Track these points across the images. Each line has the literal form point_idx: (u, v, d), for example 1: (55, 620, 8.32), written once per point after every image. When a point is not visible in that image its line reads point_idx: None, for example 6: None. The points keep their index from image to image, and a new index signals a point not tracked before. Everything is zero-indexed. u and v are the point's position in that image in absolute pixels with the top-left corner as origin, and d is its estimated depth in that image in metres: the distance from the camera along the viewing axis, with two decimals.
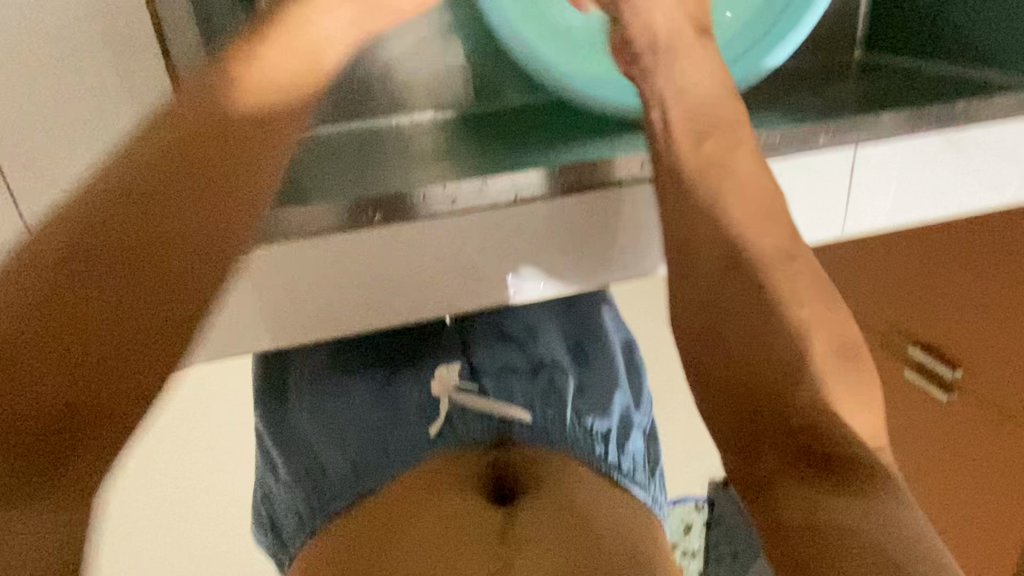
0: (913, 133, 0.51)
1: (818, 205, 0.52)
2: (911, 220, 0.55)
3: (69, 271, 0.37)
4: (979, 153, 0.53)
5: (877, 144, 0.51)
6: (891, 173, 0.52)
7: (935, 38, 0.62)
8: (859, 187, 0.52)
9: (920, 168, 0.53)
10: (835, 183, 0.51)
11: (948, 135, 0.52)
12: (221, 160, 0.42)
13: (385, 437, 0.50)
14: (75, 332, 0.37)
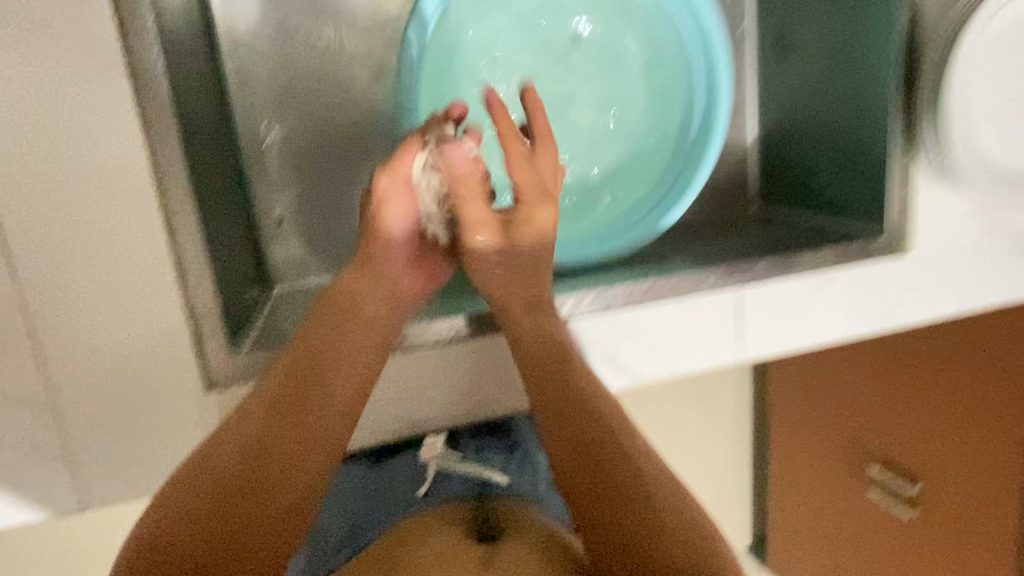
0: (785, 275, 0.63)
1: (716, 335, 0.63)
2: (802, 345, 0.66)
3: (298, 424, 0.51)
4: (844, 289, 0.65)
5: (754, 286, 0.62)
6: (773, 308, 0.64)
7: (809, 194, 0.75)
8: (748, 320, 0.63)
9: (796, 303, 0.64)
10: (726, 317, 0.62)
11: (815, 277, 0.64)
12: (356, 332, 0.53)
13: (391, 490, 0.67)
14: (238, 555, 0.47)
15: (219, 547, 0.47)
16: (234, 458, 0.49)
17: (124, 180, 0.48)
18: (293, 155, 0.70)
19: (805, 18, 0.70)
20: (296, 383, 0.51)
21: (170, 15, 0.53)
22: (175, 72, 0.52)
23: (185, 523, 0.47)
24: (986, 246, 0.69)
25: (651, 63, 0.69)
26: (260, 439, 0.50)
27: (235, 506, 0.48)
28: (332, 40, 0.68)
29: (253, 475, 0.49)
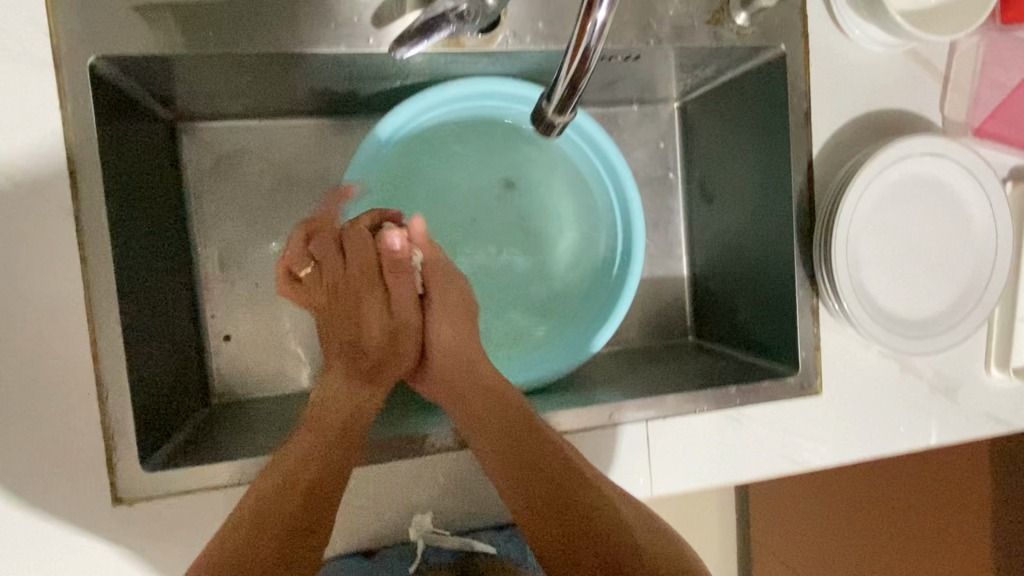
0: (694, 411, 0.66)
1: (627, 466, 0.65)
2: (718, 481, 0.67)
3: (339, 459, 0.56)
4: (757, 426, 0.68)
5: (664, 420, 0.65)
6: (683, 443, 0.66)
7: (733, 329, 0.79)
8: (659, 453, 0.65)
9: (707, 438, 0.67)
10: (637, 448, 0.65)
11: (726, 413, 0.67)
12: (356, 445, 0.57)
13: None
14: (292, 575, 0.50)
15: (281, 547, 0.51)
16: (291, 478, 0.54)
17: (54, 309, 0.52)
18: (242, 276, 0.73)
19: (721, 171, 0.77)
20: (329, 418, 0.59)
21: (130, 160, 0.59)
22: (136, 212, 0.59)
23: (248, 542, 0.50)
24: (901, 388, 0.71)
25: (577, 210, 0.77)
26: (315, 457, 0.55)
27: (289, 523, 0.52)
28: (289, 174, 0.74)
29: (304, 495, 0.53)
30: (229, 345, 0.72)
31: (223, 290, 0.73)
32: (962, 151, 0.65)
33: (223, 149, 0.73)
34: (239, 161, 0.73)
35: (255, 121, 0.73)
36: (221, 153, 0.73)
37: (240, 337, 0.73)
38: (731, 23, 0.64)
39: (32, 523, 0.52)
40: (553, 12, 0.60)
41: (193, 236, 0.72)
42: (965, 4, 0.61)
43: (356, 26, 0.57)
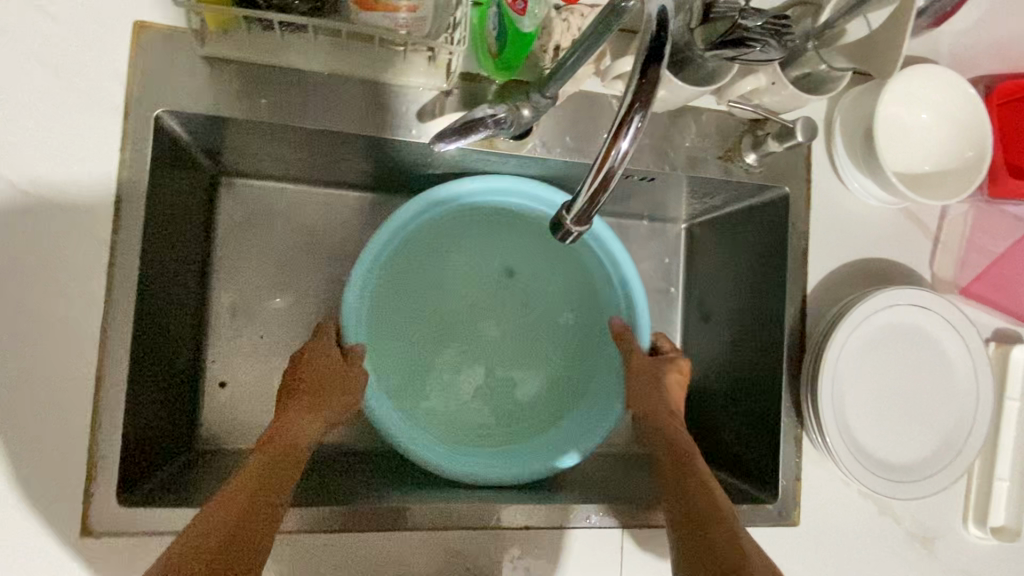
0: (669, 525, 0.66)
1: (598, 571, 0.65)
2: None
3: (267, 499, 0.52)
4: None
5: (639, 529, 0.66)
6: (655, 555, 0.66)
7: (718, 448, 0.79)
8: (628, 561, 0.66)
9: None
10: (609, 553, 0.65)
11: None
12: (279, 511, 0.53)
13: None
14: None
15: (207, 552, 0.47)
16: (232, 497, 0.51)
17: (67, 332, 0.54)
18: (249, 328, 0.75)
19: (720, 293, 0.81)
20: (275, 460, 0.56)
21: (172, 203, 0.63)
22: (164, 253, 0.62)
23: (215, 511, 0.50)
24: (879, 531, 0.71)
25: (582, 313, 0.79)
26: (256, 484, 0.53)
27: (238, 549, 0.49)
28: (315, 239, 0.78)
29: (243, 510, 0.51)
30: (223, 394, 0.73)
31: (226, 339, 0.74)
32: (947, 306, 0.68)
33: (258, 207, 0.76)
34: (271, 221, 0.77)
35: (293, 186, 0.77)
36: (256, 210, 0.77)
37: (237, 387, 0.73)
38: (740, 161, 0.70)
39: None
40: (580, 128, 0.66)
41: (212, 282, 0.74)
42: (954, 175, 0.67)
43: (402, 116, 0.63)
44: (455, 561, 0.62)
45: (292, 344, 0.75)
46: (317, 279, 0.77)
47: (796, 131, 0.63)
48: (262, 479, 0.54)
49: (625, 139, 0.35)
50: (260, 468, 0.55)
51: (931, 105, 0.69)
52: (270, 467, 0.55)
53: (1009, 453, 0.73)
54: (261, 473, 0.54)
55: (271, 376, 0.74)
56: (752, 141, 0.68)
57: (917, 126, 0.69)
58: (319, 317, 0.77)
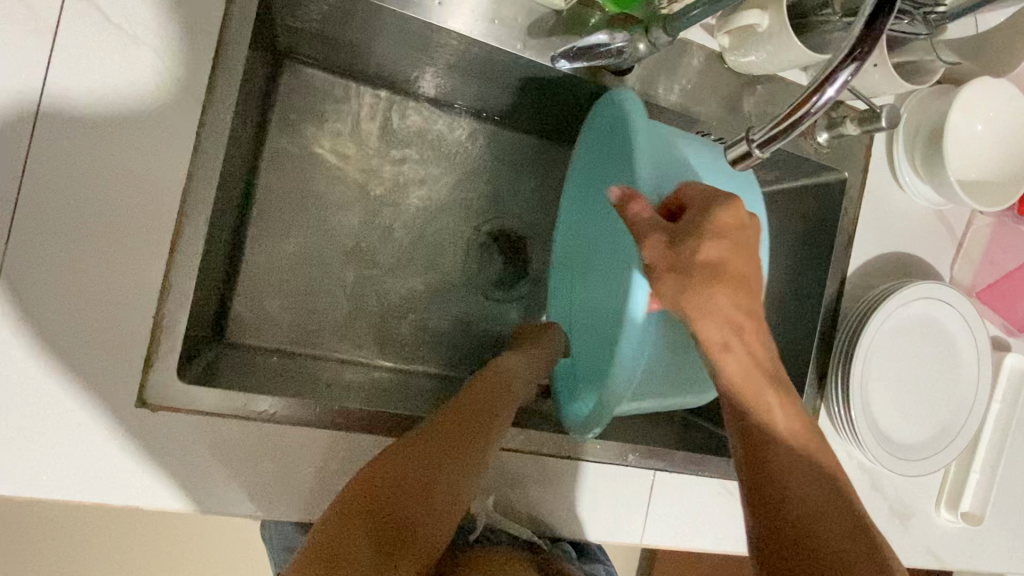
0: (693, 472, 0.69)
1: (627, 510, 0.67)
2: (699, 546, 0.69)
3: (448, 470, 0.55)
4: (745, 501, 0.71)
5: (669, 473, 0.68)
6: (680, 501, 0.69)
7: None
8: (656, 504, 0.68)
9: (701, 503, 0.70)
10: (640, 493, 0.67)
11: (722, 481, 0.70)
12: (461, 479, 0.55)
13: None
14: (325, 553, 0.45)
15: (404, 497, 0.51)
16: (424, 452, 0.55)
17: (145, 188, 0.51)
18: (289, 251, 0.71)
19: None
20: (462, 427, 0.58)
21: (251, 76, 0.60)
22: (238, 129, 0.59)
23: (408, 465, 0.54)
24: (867, 501, 0.76)
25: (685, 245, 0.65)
26: (444, 447, 0.56)
27: (406, 503, 0.51)
28: (370, 155, 0.75)
29: (420, 482, 0.53)
30: (251, 298, 0.69)
31: (268, 242, 0.70)
32: (967, 306, 0.73)
33: (308, 139, 0.72)
34: (329, 175, 0.73)
35: (356, 87, 0.74)
36: (306, 147, 0.72)
37: (261, 321, 0.69)
38: (812, 138, 0.72)
39: (47, 388, 0.49)
40: (673, 78, 0.67)
41: (255, 212, 0.70)
42: (999, 186, 0.72)
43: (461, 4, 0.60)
44: (492, 480, 0.63)
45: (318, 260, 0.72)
46: (358, 200, 0.74)
47: (880, 116, 0.65)
48: (444, 449, 0.56)
49: (834, 87, 0.35)
50: (446, 433, 0.57)
51: (990, 116, 0.72)
52: (459, 436, 0.57)
53: (983, 448, 0.81)
54: (445, 447, 0.56)
55: (299, 294, 0.71)
56: (827, 122, 0.71)
57: (973, 135, 0.73)
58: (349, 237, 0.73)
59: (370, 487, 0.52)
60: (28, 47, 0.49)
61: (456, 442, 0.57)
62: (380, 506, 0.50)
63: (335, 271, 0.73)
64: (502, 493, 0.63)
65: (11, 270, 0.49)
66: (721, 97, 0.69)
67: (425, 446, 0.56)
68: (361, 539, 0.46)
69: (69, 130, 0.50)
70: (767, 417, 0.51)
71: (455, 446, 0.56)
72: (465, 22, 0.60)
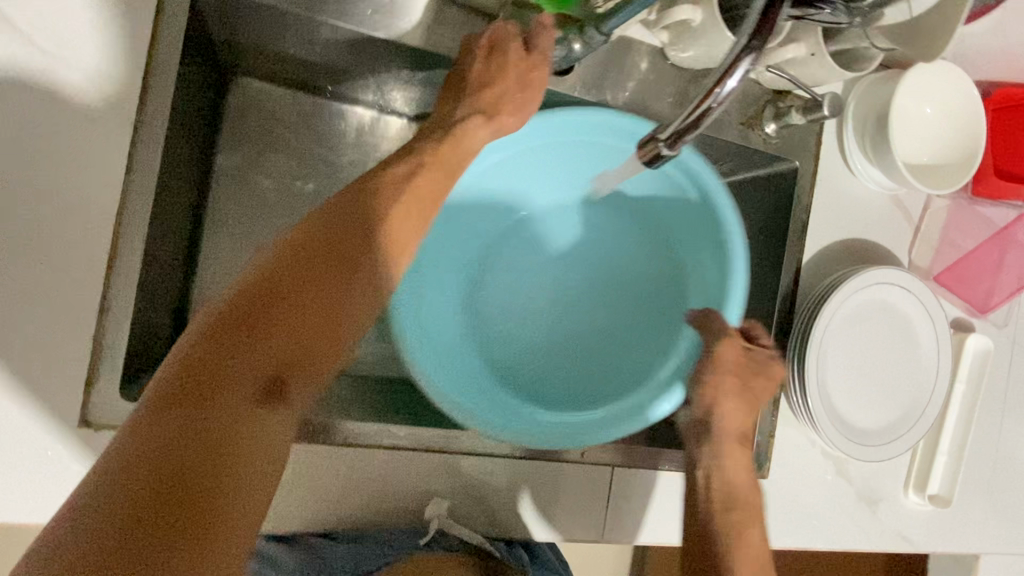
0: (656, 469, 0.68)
1: (585, 508, 0.66)
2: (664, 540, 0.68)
3: (278, 396, 0.44)
4: None
5: (628, 468, 0.67)
6: (641, 496, 0.68)
7: None
8: (615, 500, 0.67)
9: (664, 496, 0.68)
10: (597, 491, 0.66)
11: (684, 476, 0.70)
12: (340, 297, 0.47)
13: None
14: (199, 414, 0.40)
15: (241, 355, 0.43)
16: (209, 350, 0.42)
17: (78, 208, 0.51)
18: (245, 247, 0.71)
19: None
20: (315, 253, 0.47)
21: (189, 91, 0.60)
22: (177, 145, 0.59)
23: (208, 347, 0.42)
24: (833, 488, 0.77)
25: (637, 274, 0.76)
26: (276, 364, 0.44)
27: (235, 428, 0.41)
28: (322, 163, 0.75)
29: (229, 403, 0.41)
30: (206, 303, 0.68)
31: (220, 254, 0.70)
32: (923, 289, 0.74)
33: (258, 151, 0.72)
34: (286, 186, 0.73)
35: (307, 99, 0.74)
36: (255, 159, 0.72)
37: None
38: (760, 129, 0.72)
39: None
40: (616, 75, 0.67)
41: (207, 226, 0.70)
42: (949, 168, 0.72)
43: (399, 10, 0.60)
44: (446, 486, 0.62)
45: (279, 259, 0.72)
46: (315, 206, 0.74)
47: (823, 105, 0.65)
48: (258, 357, 0.43)
49: (732, 79, 0.35)
50: (295, 252, 0.47)
51: (938, 99, 0.72)
52: (250, 317, 0.44)
53: (950, 431, 0.81)
54: (280, 363, 0.44)
55: None
56: (773, 112, 0.70)
57: (922, 119, 0.73)
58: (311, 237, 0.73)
59: (191, 364, 0.41)
60: None
61: (323, 266, 0.47)
62: (204, 410, 0.40)
63: None
64: (457, 499, 0.63)
65: None
66: (666, 92, 0.69)
67: (225, 353, 0.42)
68: (262, 359, 0.44)
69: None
70: (750, 521, 0.62)
71: (284, 360, 0.44)
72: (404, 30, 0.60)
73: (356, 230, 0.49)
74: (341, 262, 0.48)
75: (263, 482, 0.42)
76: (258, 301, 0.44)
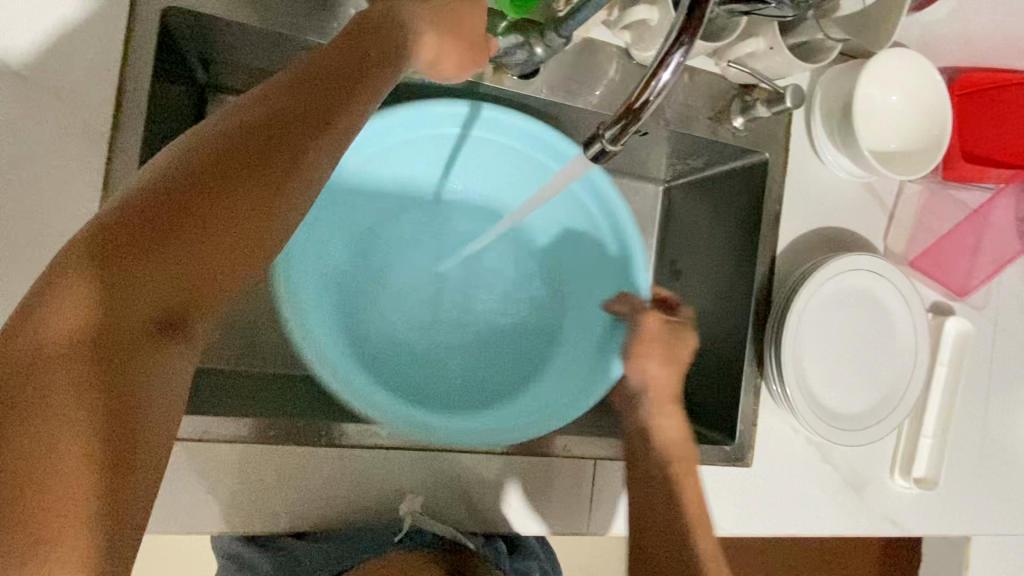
0: None
1: (570, 504, 0.69)
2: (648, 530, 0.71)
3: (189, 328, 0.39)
4: None
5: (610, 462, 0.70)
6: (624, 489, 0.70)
7: (677, 396, 0.83)
8: (598, 494, 0.69)
9: None
10: (580, 487, 0.69)
11: None
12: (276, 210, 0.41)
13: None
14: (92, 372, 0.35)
15: (147, 290, 0.37)
16: (102, 285, 0.36)
17: None
18: None
19: (692, 249, 0.83)
20: (245, 144, 0.40)
21: (165, 110, 0.62)
22: None
23: (99, 283, 0.36)
24: (818, 474, 0.77)
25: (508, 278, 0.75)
26: (188, 287, 0.38)
27: (132, 378, 0.36)
28: None
29: (120, 349, 0.36)
30: None
31: None
32: (897, 274, 0.74)
33: None
34: None
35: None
36: None
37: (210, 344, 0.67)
38: (728, 124, 0.73)
39: None
40: (583, 76, 0.68)
41: None
42: (916, 154, 0.73)
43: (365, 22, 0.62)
44: (428, 484, 0.65)
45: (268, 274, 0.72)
46: None
47: (785, 97, 0.67)
48: (165, 286, 0.37)
49: (666, 72, 0.37)
50: (216, 146, 0.40)
51: (902, 87, 0.74)
52: (161, 225, 0.37)
53: (934, 413, 0.82)
54: (194, 283, 0.38)
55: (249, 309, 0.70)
56: (740, 106, 0.71)
57: (888, 107, 0.74)
58: None
59: (83, 305, 0.35)
60: None
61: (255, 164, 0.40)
62: (94, 362, 0.35)
63: None
64: (439, 498, 0.65)
65: None
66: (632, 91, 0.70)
67: (116, 284, 0.36)
68: (167, 289, 0.37)
69: None
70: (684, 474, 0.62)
71: (199, 287, 0.38)
72: None
73: (296, 112, 0.42)
74: (273, 152, 0.40)
75: (166, 415, 0.38)
76: (163, 219, 0.37)
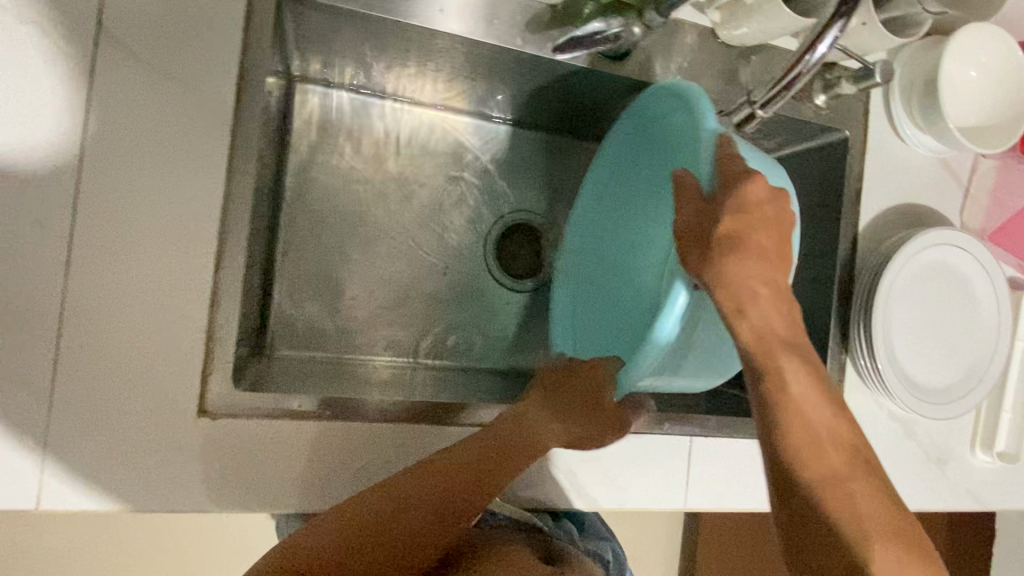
0: (729, 437, 0.70)
1: (667, 478, 0.68)
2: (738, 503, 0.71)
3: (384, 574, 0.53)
4: None
5: (705, 438, 0.69)
6: (717, 464, 0.70)
7: None
8: (695, 469, 0.69)
9: (738, 460, 0.71)
10: (676, 461, 0.68)
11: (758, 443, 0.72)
12: (404, 519, 0.55)
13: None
14: None
15: (351, 557, 0.52)
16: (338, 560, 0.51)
17: (185, 211, 0.54)
18: (330, 256, 0.73)
19: None
20: (455, 472, 0.57)
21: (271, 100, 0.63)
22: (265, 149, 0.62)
23: (336, 553, 0.51)
24: (904, 451, 0.78)
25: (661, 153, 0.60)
26: (368, 531, 0.53)
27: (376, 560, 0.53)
28: (385, 160, 0.77)
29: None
30: (296, 316, 0.71)
31: (298, 261, 0.72)
32: (980, 248, 0.75)
33: (326, 151, 0.75)
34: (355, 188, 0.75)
35: (378, 102, 0.77)
36: (325, 158, 0.75)
37: (306, 337, 0.71)
38: (811, 102, 0.73)
39: (111, 406, 0.52)
40: (669, 58, 0.69)
41: (287, 234, 0.72)
42: (996, 130, 0.74)
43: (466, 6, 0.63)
44: None
45: (362, 275, 0.75)
46: (391, 207, 0.77)
47: (875, 73, 0.67)
48: (362, 557, 0.52)
49: (823, 45, 0.44)
50: (396, 486, 0.55)
51: (982, 62, 0.74)
52: (371, 530, 0.53)
53: (1011, 387, 0.82)
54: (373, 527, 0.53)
55: (338, 303, 0.73)
56: (823, 84, 0.72)
57: (967, 83, 0.74)
58: (388, 246, 0.76)
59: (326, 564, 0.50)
60: (66, 88, 0.52)
61: (456, 501, 0.57)
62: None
63: (370, 281, 0.75)
64: (526, 477, 0.64)
65: (70, 298, 0.52)
66: (717, 72, 0.71)
67: (349, 540, 0.52)
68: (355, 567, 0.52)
69: (108, 163, 0.53)
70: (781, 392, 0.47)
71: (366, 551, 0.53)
72: (470, 25, 0.63)
73: (490, 457, 0.58)
74: (475, 490, 0.57)
75: None
76: (363, 538, 0.52)
